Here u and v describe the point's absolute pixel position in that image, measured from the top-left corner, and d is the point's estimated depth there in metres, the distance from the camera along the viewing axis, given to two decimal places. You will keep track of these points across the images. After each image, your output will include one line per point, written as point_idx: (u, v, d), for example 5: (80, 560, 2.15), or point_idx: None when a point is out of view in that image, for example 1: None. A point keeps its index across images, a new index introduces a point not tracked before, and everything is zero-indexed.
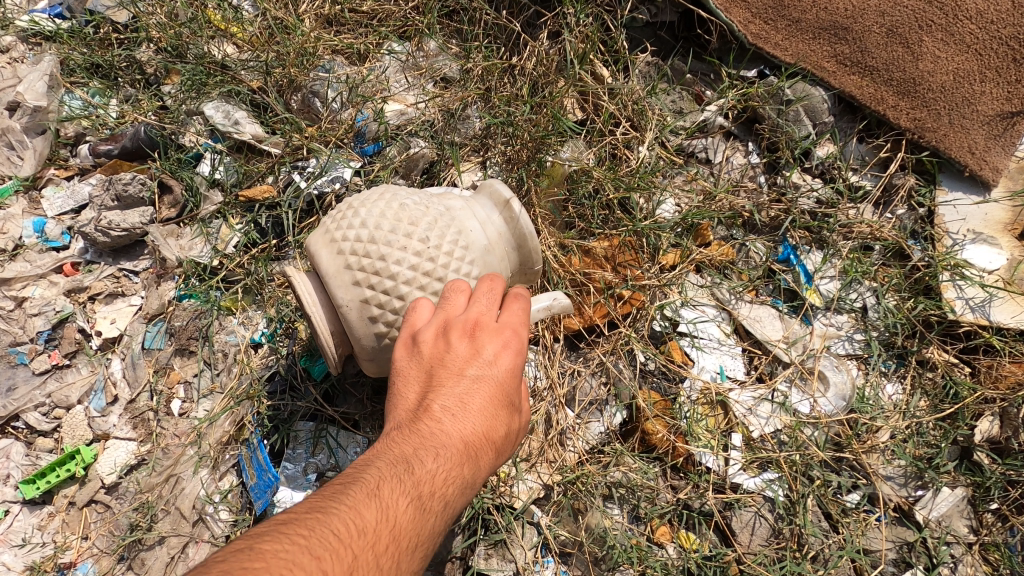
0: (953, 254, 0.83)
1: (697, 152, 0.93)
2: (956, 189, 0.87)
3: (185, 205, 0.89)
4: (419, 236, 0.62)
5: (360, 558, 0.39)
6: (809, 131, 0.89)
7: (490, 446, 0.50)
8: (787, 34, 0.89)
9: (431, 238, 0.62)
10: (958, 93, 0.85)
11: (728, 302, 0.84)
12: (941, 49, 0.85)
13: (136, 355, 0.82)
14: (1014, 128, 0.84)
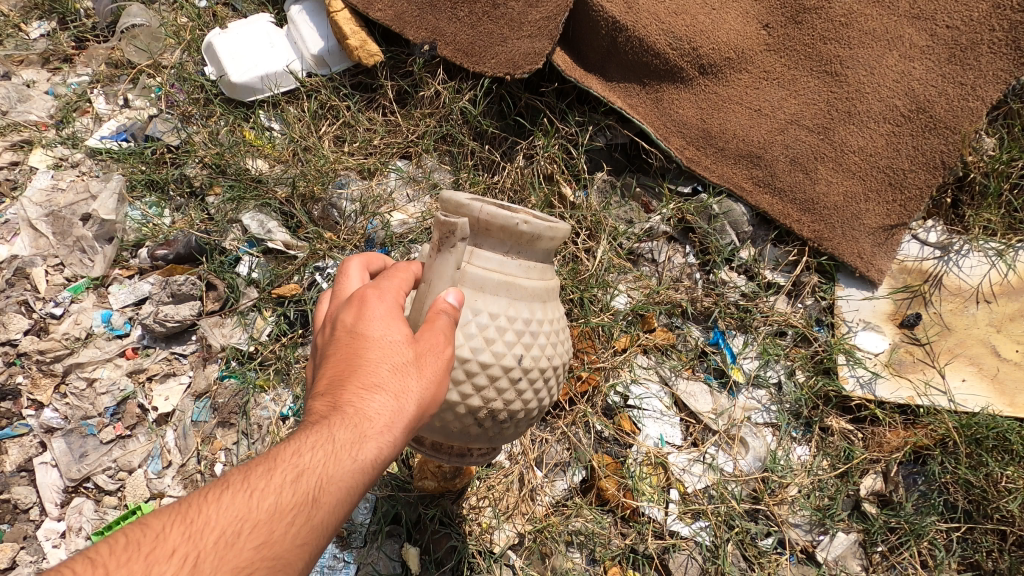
0: (845, 339, 1.04)
1: (645, 252, 1.14)
2: (850, 285, 1.08)
3: (228, 300, 1.09)
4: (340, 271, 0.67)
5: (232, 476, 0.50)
6: (733, 239, 1.11)
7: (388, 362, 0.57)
8: (714, 159, 1.12)
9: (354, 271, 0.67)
10: (847, 211, 1.08)
11: (668, 379, 1.04)
12: (833, 176, 1.08)
13: (186, 426, 1.01)
14: (891, 238, 1.06)
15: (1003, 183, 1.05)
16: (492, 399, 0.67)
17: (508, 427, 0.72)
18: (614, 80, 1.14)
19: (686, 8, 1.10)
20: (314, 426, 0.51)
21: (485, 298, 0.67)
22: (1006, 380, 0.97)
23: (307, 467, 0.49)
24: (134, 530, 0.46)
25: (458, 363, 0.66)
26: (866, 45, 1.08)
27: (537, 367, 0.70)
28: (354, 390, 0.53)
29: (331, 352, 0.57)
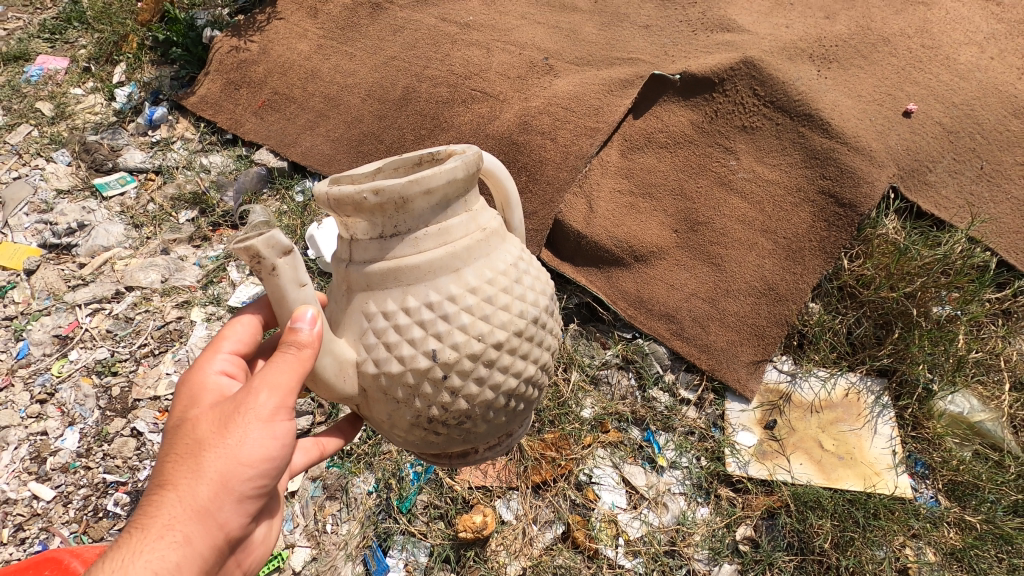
0: (731, 438, 1.62)
1: (603, 377, 1.72)
2: (734, 400, 1.68)
3: (330, 413, 1.66)
4: (210, 349, 1.06)
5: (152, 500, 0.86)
6: (657, 369, 1.72)
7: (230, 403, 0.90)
8: (645, 317, 1.73)
9: (223, 344, 1.06)
10: (729, 351, 1.68)
11: (618, 464, 1.60)
12: (719, 328, 1.70)
13: (307, 499, 1.56)
14: (758, 369, 1.66)
15: (824, 333, 1.68)
16: (443, 373, 0.89)
17: (487, 392, 0.92)
18: (580, 266, 1.80)
19: (624, 222, 1.78)
20: (159, 504, 0.85)
21: (382, 280, 0.90)
22: (827, 462, 1.56)
23: (168, 508, 0.85)
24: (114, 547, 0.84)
25: (389, 362, 0.90)
26: (735, 247, 1.73)
27: (474, 316, 0.89)
28: (200, 448, 0.87)
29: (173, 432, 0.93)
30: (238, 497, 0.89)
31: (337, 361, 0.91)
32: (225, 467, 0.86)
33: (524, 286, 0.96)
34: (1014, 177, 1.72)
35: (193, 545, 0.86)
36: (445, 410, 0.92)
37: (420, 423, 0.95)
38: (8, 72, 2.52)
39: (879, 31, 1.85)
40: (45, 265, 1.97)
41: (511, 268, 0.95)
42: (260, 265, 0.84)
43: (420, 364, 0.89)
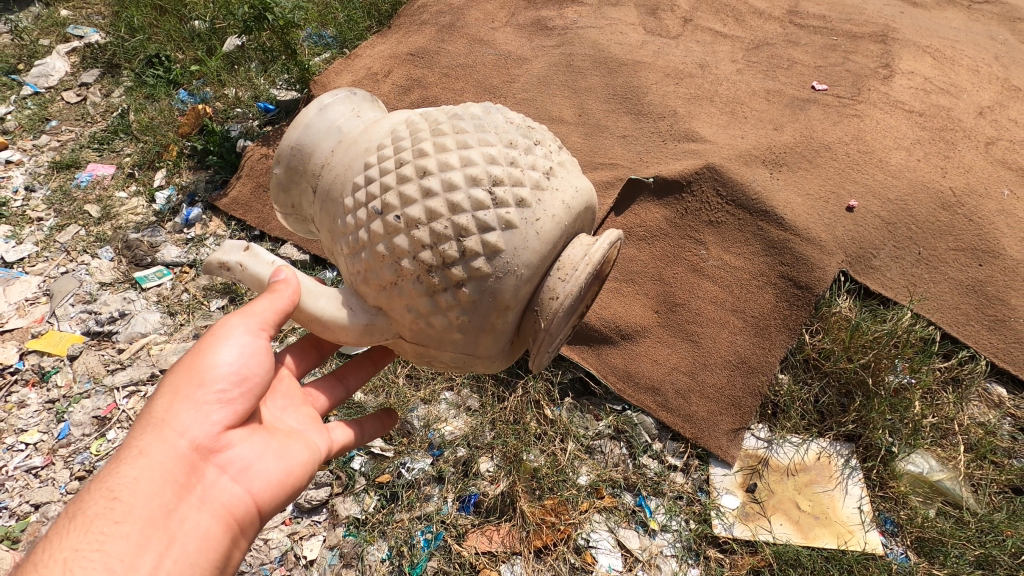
0: (716, 501, 1.76)
1: (597, 446, 1.88)
2: (717, 466, 1.83)
3: (348, 485, 1.80)
4: None
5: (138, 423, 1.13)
6: (646, 438, 1.88)
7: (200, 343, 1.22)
8: (633, 390, 1.92)
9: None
10: (710, 420, 1.86)
11: (613, 528, 1.73)
12: (700, 399, 1.89)
13: (325, 567, 1.67)
14: (737, 436, 1.84)
15: (793, 401, 1.88)
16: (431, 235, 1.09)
17: (468, 216, 1.09)
18: (573, 345, 2.01)
19: (610, 305, 2.01)
20: (146, 419, 1.12)
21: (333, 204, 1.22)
22: (804, 521, 1.72)
23: (153, 425, 1.11)
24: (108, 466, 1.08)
25: (384, 259, 1.12)
26: (710, 326, 1.95)
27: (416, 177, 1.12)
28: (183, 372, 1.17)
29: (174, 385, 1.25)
30: (203, 401, 1.14)
31: (331, 301, 1.20)
32: (199, 379, 1.15)
33: (452, 132, 1.17)
34: (948, 260, 1.97)
35: (165, 447, 1.09)
36: (450, 249, 1.08)
37: (445, 290, 1.10)
38: (60, 178, 2.82)
39: (821, 140, 2.17)
40: (87, 351, 2.17)
41: (423, 123, 1.20)
42: (229, 271, 1.24)
43: (402, 235, 1.11)
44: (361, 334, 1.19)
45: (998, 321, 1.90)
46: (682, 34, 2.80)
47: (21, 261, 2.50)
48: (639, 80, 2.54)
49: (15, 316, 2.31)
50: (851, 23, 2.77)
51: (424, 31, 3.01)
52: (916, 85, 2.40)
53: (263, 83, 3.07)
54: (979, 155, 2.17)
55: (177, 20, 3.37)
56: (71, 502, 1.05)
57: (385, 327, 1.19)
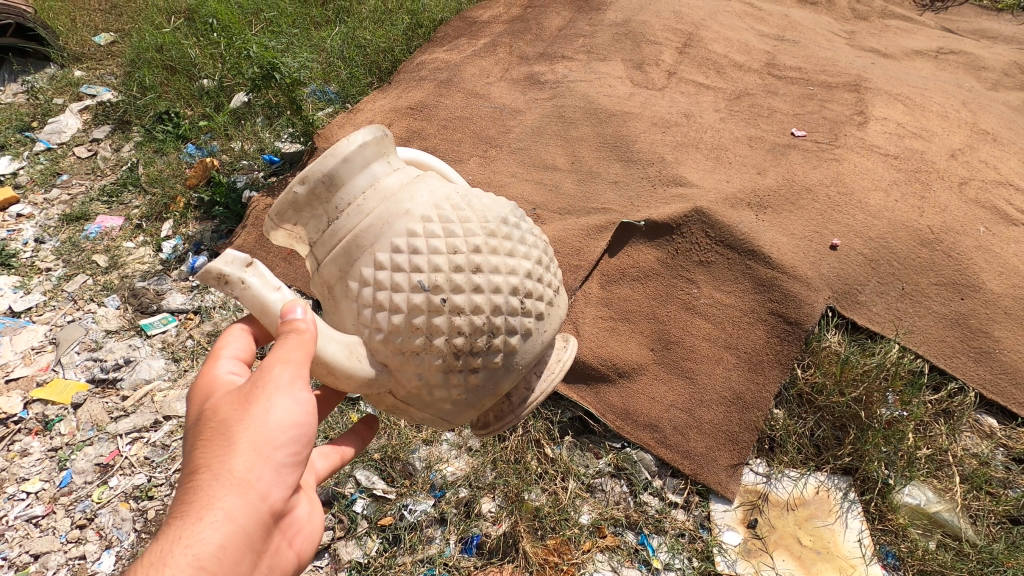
0: (718, 538, 1.77)
1: (598, 484, 1.90)
2: (718, 501, 1.85)
3: (350, 528, 1.81)
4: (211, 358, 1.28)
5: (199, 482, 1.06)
6: (646, 475, 1.91)
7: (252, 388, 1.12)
8: (632, 427, 1.95)
9: (228, 359, 1.29)
10: (709, 456, 1.88)
11: (616, 567, 1.73)
12: (697, 435, 1.92)
13: None
14: (736, 472, 1.86)
15: (789, 435, 1.92)
16: (442, 299, 1.13)
17: (484, 297, 1.16)
18: (571, 384, 2.05)
19: (607, 344, 2.06)
20: (206, 482, 1.05)
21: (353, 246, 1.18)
22: (806, 557, 1.73)
23: (207, 484, 1.05)
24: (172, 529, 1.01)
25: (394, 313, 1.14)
26: (705, 362, 2.00)
27: (443, 238, 1.16)
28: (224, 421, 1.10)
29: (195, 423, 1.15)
30: (277, 462, 1.11)
31: (341, 348, 1.14)
32: (254, 434, 1.08)
33: (479, 210, 1.23)
34: (931, 294, 2.04)
35: (226, 489, 1.05)
36: (460, 328, 1.14)
37: (448, 363, 1.16)
38: (69, 230, 2.91)
39: (803, 182, 2.28)
40: (91, 398, 2.19)
41: (454, 193, 1.24)
42: (229, 284, 1.12)
43: (418, 297, 1.13)
44: (360, 386, 1.17)
45: (983, 352, 1.96)
46: (667, 87, 2.96)
47: (28, 311, 2.55)
48: (628, 129, 2.67)
49: (21, 365, 2.34)
50: (826, 74, 2.94)
51: (423, 87, 3.17)
52: (890, 130, 2.53)
53: (269, 137, 3.20)
54: (954, 194, 2.27)
55: (187, 79, 3.54)
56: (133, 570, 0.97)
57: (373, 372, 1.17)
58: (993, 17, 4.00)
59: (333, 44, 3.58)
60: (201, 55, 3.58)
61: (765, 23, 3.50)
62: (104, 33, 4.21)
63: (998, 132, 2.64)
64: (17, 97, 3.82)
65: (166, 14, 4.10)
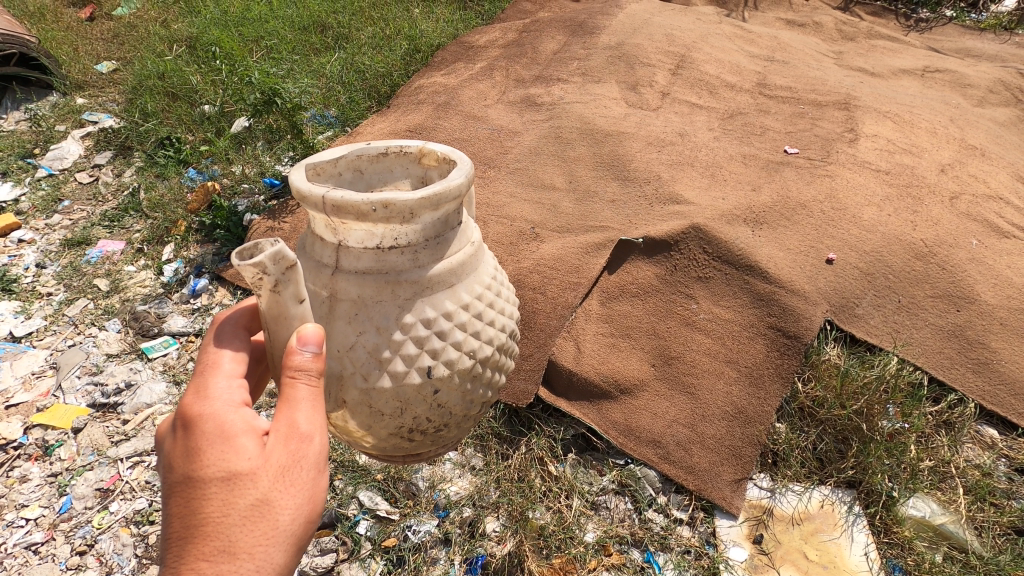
0: (724, 554, 1.76)
1: (602, 501, 1.89)
2: (722, 517, 1.84)
3: (353, 550, 1.79)
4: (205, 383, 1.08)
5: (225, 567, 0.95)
6: (650, 492, 1.90)
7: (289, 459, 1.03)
8: (635, 444, 1.95)
9: (218, 371, 1.11)
10: (713, 471, 1.88)
11: None
12: (701, 451, 1.92)
13: None
14: (740, 487, 1.85)
15: (792, 449, 1.92)
16: (433, 389, 1.16)
17: (470, 385, 1.21)
18: (573, 401, 2.06)
19: (608, 360, 2.07)
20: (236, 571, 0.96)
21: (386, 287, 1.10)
22: (813, 572, 1.72)
23: None
24: None
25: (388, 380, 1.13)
26: (706, 377, 2.01)
27: (465, 334, 1.16)
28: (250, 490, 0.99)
29: (200, 481, 0.99)
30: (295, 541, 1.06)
31: None
32: (291, 520, 1.02)
33: (500, 298, 1.26)
34: (927, 307, 2.06)
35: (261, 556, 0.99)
36: (429, 417, 1.20)
37: (407, 427, 1.20)
38: (71, 255, 2.92)
39: (797, 199, 2.31)
40: (92, 423, 2.18)
41: (489, 283, 1.23)
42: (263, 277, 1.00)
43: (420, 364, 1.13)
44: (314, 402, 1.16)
45: (981, 364, 1.98)
46: (661, 107, 3.02)
47: (29, 336, 2.55)
48: (624, 149, 2.72)
49: (21, 390, 2.33)
50: (816, 93, 3.01)
51: (422, 110, 3.22)
52: (880, 146, 2.58)
53: (269, 160, 3.24)
54: (946, 208, 2.31)
55: (188, 106, 3.59)
56: None
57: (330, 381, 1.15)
58: (976, 37, 4.11)
59: (332, 69, 3.65)
60: (202, 82, 3.64)
61: (755, 45, 3.59)
62: (106, 62, 4.28)
63: (986, 147, 2.70)
64: (20, 124, 3.86)
65: (167, 43, 4.17)
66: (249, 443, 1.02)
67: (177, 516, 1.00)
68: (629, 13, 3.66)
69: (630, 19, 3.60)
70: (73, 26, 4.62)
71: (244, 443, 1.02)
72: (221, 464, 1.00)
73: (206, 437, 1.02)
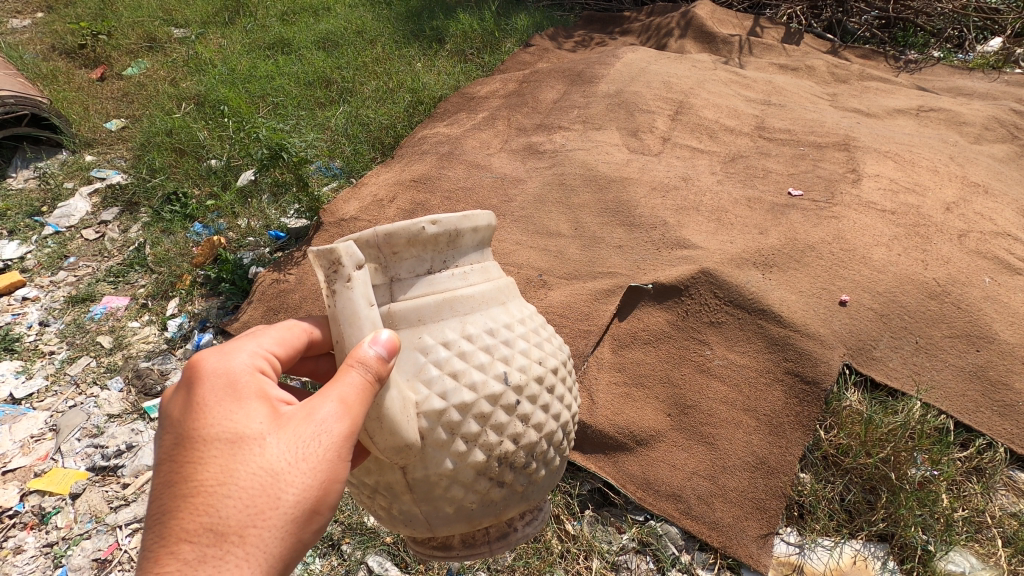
0: None
1: (622, 561, 1.81)
2: None
3: None
4: (249, 350, 1.18)
5: (236, 510, 0.97)
6: (673, 550, 1.82)
7: (313, 479, 1.03)
8: (654, 499, 1.88)
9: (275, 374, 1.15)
10: (737, 527, 1.80)
11: None
12: (723, 504, 1.84)
13: None
14: (768, 543, 1.77)
15: (818, 501, 1.86)
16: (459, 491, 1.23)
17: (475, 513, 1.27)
18: (588, 453, 2.01)
19: (623, 410, 2.02)
20: (236, 520, 0.97)
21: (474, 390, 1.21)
22: None
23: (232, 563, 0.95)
24: (229, 510, 0.97)
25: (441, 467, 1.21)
26: (724, 426, 1.94)
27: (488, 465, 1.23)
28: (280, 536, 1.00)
29: (198, 530, 0.95)
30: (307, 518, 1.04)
31: (400, 399, 1.17)
32: (284, 496, 1.00)
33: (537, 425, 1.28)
34: (946, 347, 2.02)
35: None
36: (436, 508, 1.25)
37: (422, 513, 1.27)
38: (75, 311, 2.90)
39: (805, 241, 2.30)
40: (91, 487, 2.11)
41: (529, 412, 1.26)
42: (336, 274, 1.17)
43: (501, 452, 1.23)
44: (393, 447, 1.16)
45: (1007, 407, 1.92)
46: (663, 152, 3.07)
47: (29, 397, 2.50)
48: (628, 194, 2.72)
49: (19, 453, 2.27)
50: (815, 134, 3.04)
51: (426, 160, 3.26)
52: (884, 186, 2.58)
53: (274, 213, 3.25)
54: (955, 246, 2.29)
55: (196, 160, 3.65)
56: (222, 536, 0.95)
57: (416, 455, 1.19)
58: (966, 76, 4.19)
59: (337, 123, 3.73)
60: (209, 137, 3.73)
61: (751, 90, 3.67)
62: (115, 120, 4.37)
63: (988, 184, 2.71)
64: (29, 182, 3.90)
65: (176, 100, 4.27)
66: (239, 473, 0.99)
67: (161, 547, 0.94)
68: (626, 62, 3.76)
69: (628, 68, 3.70)
70: (84, 86, 4.73)
71: (239, 461, 1.00)
72: (211, 512, 0.96)
73: (263, 419, 1.06)
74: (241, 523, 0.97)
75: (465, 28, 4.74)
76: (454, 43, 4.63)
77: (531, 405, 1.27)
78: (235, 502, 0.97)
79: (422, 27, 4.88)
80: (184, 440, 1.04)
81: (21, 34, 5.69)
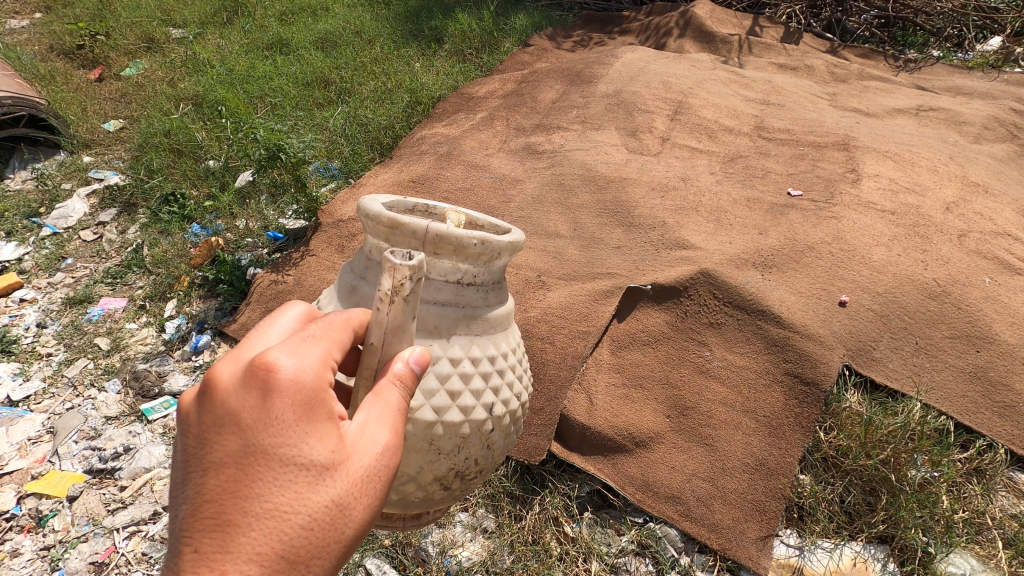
0: None
1: (621, 563, 1.80)
2: None
3: None
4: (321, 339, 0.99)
5: (305, 539, 0.89)
6: (672, 552, 1.82)
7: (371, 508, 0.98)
8: (654, 501, 1.87)
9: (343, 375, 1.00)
10: (737, 529, 1.79)
11: None
12: (723, 506, 1.83)
13: None
14: (767, 545, 1.77)
15: (819, 503, 1.85)
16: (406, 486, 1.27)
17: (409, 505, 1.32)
18: (587, 455, 1.99)
19: (622, 412, 2.01)
20: (305, 550, 0.89)
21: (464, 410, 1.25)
22: None
23: None
24: (299, 541, 0.89)
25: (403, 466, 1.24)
26: (723, 428, 1.94)
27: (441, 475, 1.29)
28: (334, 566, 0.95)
29: (269, 559, 0.86)
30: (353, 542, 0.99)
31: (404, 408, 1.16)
32: (347, 527, 0.94)
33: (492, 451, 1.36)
34: (946, 348, 2.01)
35: None
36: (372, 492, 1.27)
37: None
38: (72, 312, 2.89)
39: (805, 241, 2.30)
40: (88, 490, 2.11)
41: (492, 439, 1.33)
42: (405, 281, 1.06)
43: (461, 469, 1.30)
44: None
45: (1007, 407, 1.92)
46: (662, 152, 3.06)
47: (26, 399, 2.49)
48: (627, 195, 2.71)
49: (15, 456, 2.26)
50: (814, 134, 3.03)
51: (424, 161, 3.25)
52: (884, 186, 2.57)
53: (273, 213, 3.24)
54: (955, 246, 2.29)
55: (194, 161, 3.64)
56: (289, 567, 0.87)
57: None
58: (965, 75, 4.19)
59: (335, 123, 3.73)
60: (207, 138, 3.72)
61: (750, 89, 3.66)
62: (113, 120, 4.36)
63: (988, 184, 2.70)
64: (26, 183, 3.89)
65: (173, 101, 4.26)
66: (314, 500, 0.90)
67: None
68: (625, 62, 3.75)
69: (626, 68, 3.69)
70: (82, 86, 4.72)
71: (315, 492, 0.90)
72: (280, 542, 0.87)
73: (336, 438, 0.94)
74: (308, 553, 0.90)
75: (464, 28, 4.74)
76: (452, 43, 4.63)
77: (498, 434, 1.33)
78: (306, 533, 0.89)
79: (421, 27, 4.87)
80: (248, 451, 0.89)
81: (19, 35, 5.68)
